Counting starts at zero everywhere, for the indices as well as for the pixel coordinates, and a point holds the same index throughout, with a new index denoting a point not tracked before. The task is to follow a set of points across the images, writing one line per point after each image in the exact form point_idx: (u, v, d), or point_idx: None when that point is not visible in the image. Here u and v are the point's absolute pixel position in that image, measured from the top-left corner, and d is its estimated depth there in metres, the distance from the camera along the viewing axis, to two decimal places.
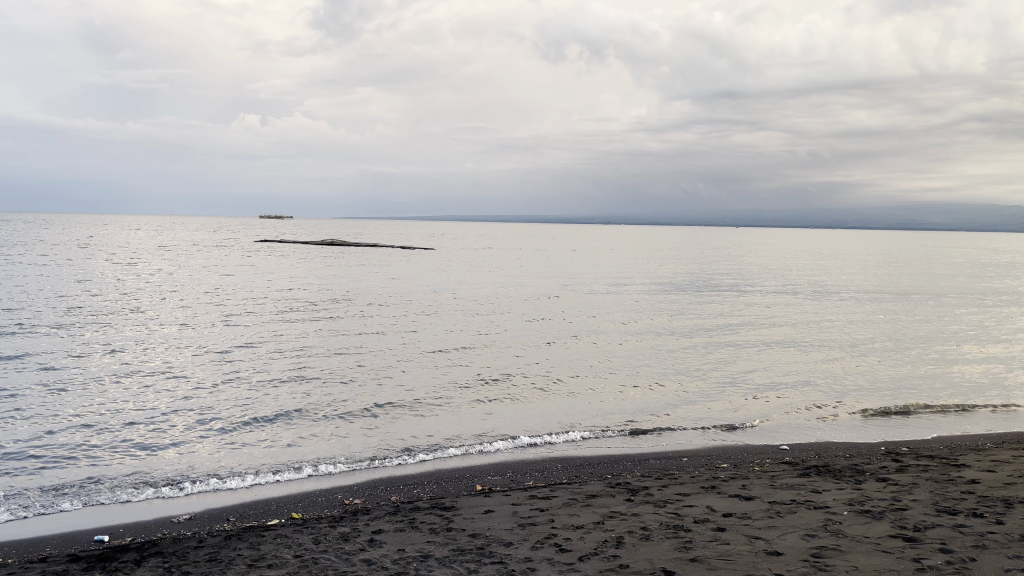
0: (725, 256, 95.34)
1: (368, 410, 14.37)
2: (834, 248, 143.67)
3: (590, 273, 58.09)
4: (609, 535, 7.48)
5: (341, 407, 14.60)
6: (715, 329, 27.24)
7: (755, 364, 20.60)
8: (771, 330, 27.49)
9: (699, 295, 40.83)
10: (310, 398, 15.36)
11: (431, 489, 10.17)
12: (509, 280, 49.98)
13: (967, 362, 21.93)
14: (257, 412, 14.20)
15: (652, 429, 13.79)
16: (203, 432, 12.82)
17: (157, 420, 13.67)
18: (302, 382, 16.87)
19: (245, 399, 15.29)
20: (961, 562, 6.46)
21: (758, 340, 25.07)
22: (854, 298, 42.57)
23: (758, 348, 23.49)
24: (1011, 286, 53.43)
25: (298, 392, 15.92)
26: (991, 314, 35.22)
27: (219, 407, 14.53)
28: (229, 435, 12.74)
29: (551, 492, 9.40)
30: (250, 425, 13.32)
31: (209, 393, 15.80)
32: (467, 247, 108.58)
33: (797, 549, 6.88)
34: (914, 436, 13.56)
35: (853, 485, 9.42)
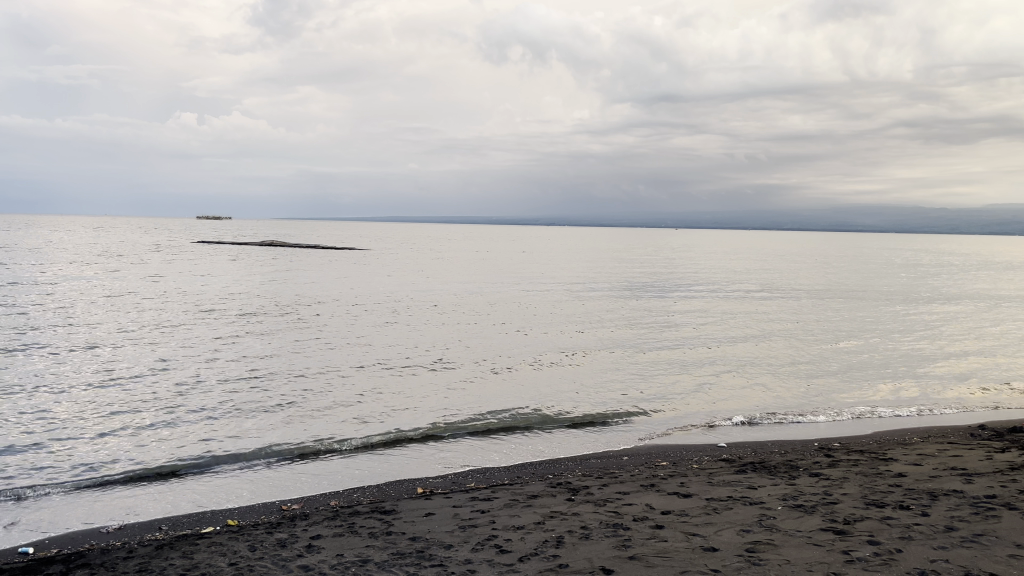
0: (671, 258, 96.97)
1: (315, 429, 14.23)
2: (772, 249, 147.36)
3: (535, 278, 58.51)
4: (549, 535, 7.50)
5: (283, 426, 14.48)
6: (662, 338, 27.58)
7: (701, 373, 20.93)
8: (717, 338, 27.94)
9: (649, 301, 41.29)
10: (249, 417, 15.15)
11: (371, 493, 10.11)
12: (456, 285, 50.05)
13: (898, 366, 22.74)
14: (195, 433, 13.98)
15: (597, 434, 13.97)
16: (144, 456, 12.54)
17: (96, 443, 13.34)
18: (240, 400, 16.61)
19: (185, 419, 14.96)
20: (888, 553, 6.67)
21: (705, 348, 25.46)
22: (793, 301, 43.70)
23: (705, 356, 23.89)
24: (940, 289, 55.49)
25: (241, 411, 15.70)
26: (921, 317, 36.57)
27: (161, 429, 14.22)
28: (166, 456, 12.49)
29: (493, 494, 9.41)
30: (188, 446, 13.09)
31: (150, 413, 15.49)
32: (414, 250, 108.74)
33: (732, 545, 7.01)
34: (851, 432, 13.96)
35: (787, 480, 9.67)
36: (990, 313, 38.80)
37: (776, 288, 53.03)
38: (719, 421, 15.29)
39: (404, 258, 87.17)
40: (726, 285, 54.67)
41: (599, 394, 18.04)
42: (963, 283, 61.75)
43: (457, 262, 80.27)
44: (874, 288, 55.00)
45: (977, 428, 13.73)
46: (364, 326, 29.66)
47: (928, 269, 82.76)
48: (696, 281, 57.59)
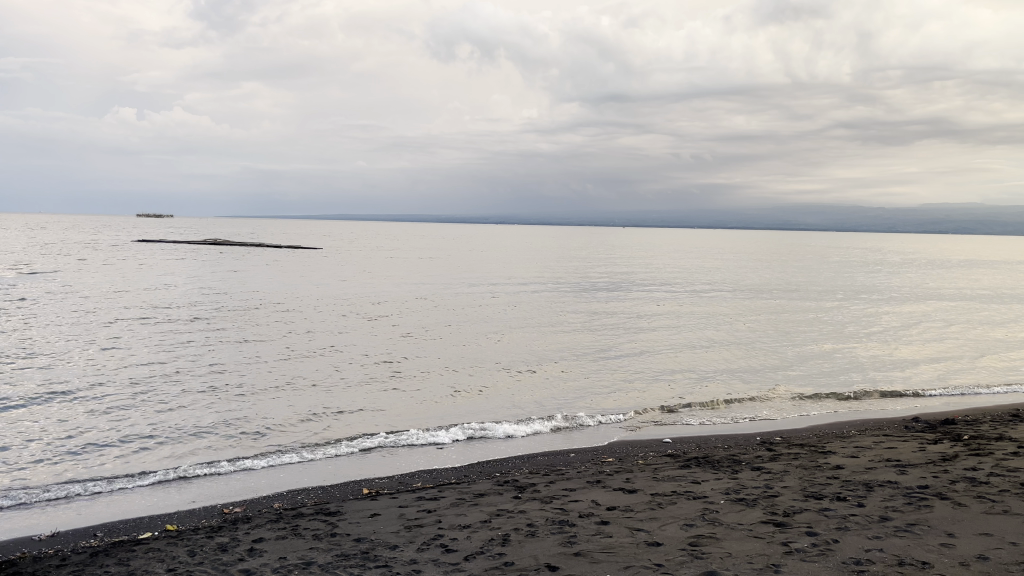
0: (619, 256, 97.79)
1: (263, 435, 14.02)
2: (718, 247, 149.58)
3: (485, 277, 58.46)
4: (495, 534, 7.49)
5: (226, 433, 14.21)
6: (615, 337, 27.77)
7: (654, 372, 21.11)
8: (670, 336, 28.19)
9: (603, 300, 41.49)
10: (191, 424, 14.83)
11: (316, 495, 9.97)
12: (405, 285, 49.74)
13: (838, 361, 23.29)
14: (134, 440, 13.62)
15: (546, 432, 14.02)
16: (82, 464, 12.19)
17: (31, 452, 12.93)
18: (182, 407, 16.25)
19: (125, 427, 14.59)
20: (825, 544, 6.83)
21: (658, 347, 25.68)
22: (738, 299, 44.45)
23: (657, 355, 24.10)
24: (879, 286, 57.00)
25: (184, 418, 15.34)
26: (861, 313, 37.48)
27: (99, 437, 13.85)
28: (104, 465, 12.16)
29: (439, 493, 9.36)
30: (127, 454, 12.76)
31: (89, 421, 15.06)
32: (363, 249, 107.81)
33: (675, 540, 7.10)
34: (791, 427, 14.26)
35: (730, 474, 9.82)
36: (934, 310, 39.78)
37: (721, 286, 53.89)
38: (672, 416, 15.44)
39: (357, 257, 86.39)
40: (678, 283, 55.24)
41: (547, 394, 18.10)
42: (906, 281, 63.31)
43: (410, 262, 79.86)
44: (816, 285, 56.24)
45: (913, 420, 14.14)
46: (311, 328, 29.26)
47: (869, 267, 84.89)
48: (649, 280, 57.98)
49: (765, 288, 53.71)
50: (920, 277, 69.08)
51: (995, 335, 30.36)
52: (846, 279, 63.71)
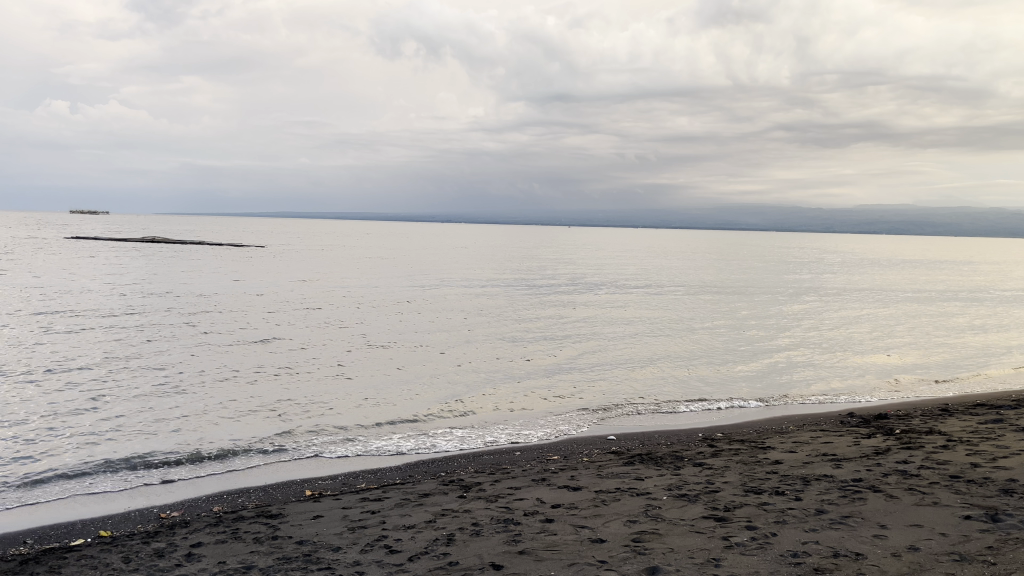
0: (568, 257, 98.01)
1: (202, 438, 13.71)
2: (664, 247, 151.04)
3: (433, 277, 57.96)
4: (440, 533, 7.47)
5: (166, 436, 13.85)
6: (565, 337, 27.84)
7: (603, 372, 21.19)
8: (620, 336, 28.35)
9: (554, 300, 41.50)
10: (127, 427, 14.40)
11: (257, 498, 9.78)
12: (352, 285, 49.05)
13: (783, 361, 23.65)
14: (67, 445, 13.16)
15: (486, 433, 14.06)
16: (10, 469, 11.71)
17: None
18: (117, 411, 15.77)
19: (55, 430, 14.12)
20: (763, 537, 6.98)
21: (608, 347, 25.81)
22: (685, 299, 44.93)
23: (608, 355, 24.22)
24: (820, 285, 58.16)
25: (119, 421, 14.89)
26: (804, 313, 38.19)
27: (28, 442, 13.30)
28: (35, 469, 11.73)
29: (384, 494, 9.29)
30: (60, 458, 12.32)
31: (19, 425, 14.48)
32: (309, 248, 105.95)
33: (619, 536, 7.17)
34: (730, 423, 14.51)
35: (672, 470, 9.98)
36: (878, 310, 40.66)
37: (669, 286, 54.37)
38: (613, 415, 15.64)
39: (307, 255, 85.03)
40: (630, 284, 55.57)
41: (493, 394, 18.05)
42: (848, 281, 64.74)
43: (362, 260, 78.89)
44: (761, 285, 57.15)
45: (846, 415, 14.54)
46: (252, 329, 28.69)
47: (811, 266, 86.60)
48: (600, 279, 58.18)
49: (711, 287, 54.43)
50: (859, 277, 70.79)
51: (939, 335, 31.05)
52: (792, 279, 64.81)
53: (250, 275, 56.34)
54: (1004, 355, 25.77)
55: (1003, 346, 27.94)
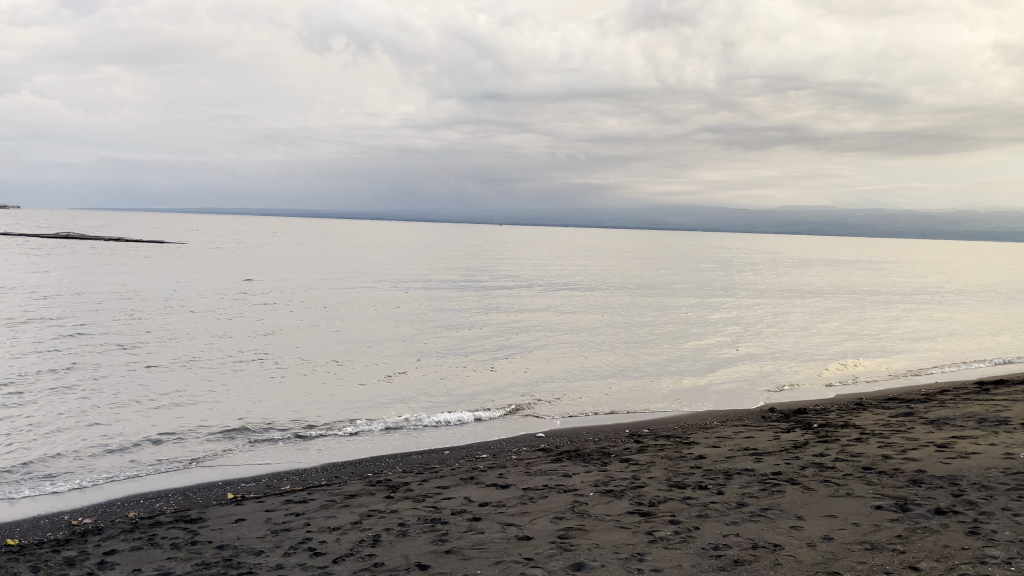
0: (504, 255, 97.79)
1: (120, 441, 13.24)
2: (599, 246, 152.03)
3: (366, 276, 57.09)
4: (366, 534, 7.38)
5: (81, 440, 13.32)
6: (503, 337, 27.82)
7: (541, 372, 21.20)
8: (559, 336, 28.43)
9: (489, 299, 41.35)
10: (39, 431, 13.80)
11: (176, 502, 9.48)
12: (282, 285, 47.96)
13: (716, 359, 23.98)
14: None
15: (421, 430, 14.00)
16: None
17: None
18: (27, 414, 15.08)
19: None
20: (687, 531, 7.12)
21: (546, 347, 25.88)
22: (619, 298, 45.26)
23: (545, 355, 24.26)
24: (750, 284, 59.33)
25: (30, 425, 14.25)
26: (734, 311, 38.88)
27: None
28: None
29: (309, 495, 9.14)
30: None
31: None
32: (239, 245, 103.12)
33: (545, 533, 7.22)
34: (657, 419, 14.75)
35: (599, 467, 10.07)
36: (806, 308, 41.67)
37: (603, 285, 54.78)
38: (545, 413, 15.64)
39: (236, 254, 82.64)
40: (565, 283, 55.76)
41: (423, 395, 17.88)
42: (777, 280, 66.24)
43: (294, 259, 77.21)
44: (693, 284, 57.94)
45: (768, 410, 14.91)
46: (175, 331, 27.79)
47: (742, 266, 88.34)
48: (540, 279, 58.25)
49: (644, 287, 55.03)
50: (787, 276, 72.50)
51: (863, 333, 31.96)
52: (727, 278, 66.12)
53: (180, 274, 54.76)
54: (932, 353, 26.67)
55: (927, 345, 28.94)
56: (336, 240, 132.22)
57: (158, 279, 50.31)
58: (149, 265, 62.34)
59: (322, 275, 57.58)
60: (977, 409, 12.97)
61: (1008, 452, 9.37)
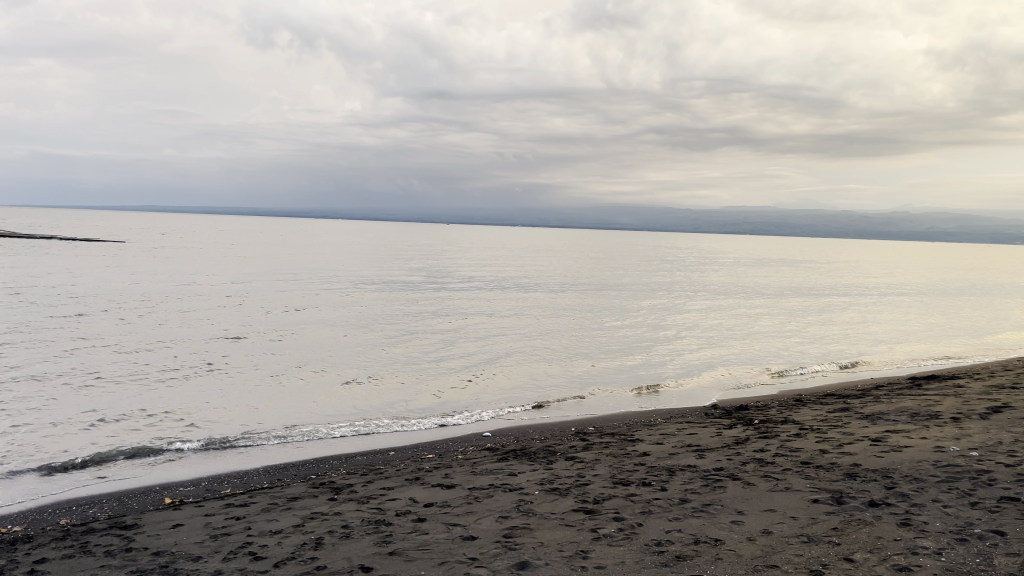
0: (456, 255, 97.61)
1: (53, 450, 12.89)
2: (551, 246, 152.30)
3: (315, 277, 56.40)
4: (308, 537, 7.28)
5: (12, 449, 12.91)
6: (458, 340, 27.68)
7: (495, 374, 21.15)
8: (516, 338, 28.42)
9: (441, 301, 41.19)
10: None
11: (111, 508, 9.21)
12: (228, 287, 47.11)
13: (665, 359, 24.24)
14: None
15: (365, 432, 13.88)
16: None
17: None
18: None
19: None
20: (630, 528, 7.19)
21: (501, 348, 25.85)
22: (570, 298, 45.48)
23: (500, 356, 24.20)
24: (700, 284, 60.09)
25: None
26: (683, 310, 39.36)
27: None
28: None
29: (250, 498, 8.97)
30: None
31: None
32: (186, 245, 101.04)
33: (490, 532, 7.21)
34: (603, 417, 14.87)
35: (544, 465, 10.12)
36: (753, 307, 42.41)
37: (555, 285, 55.01)
38: (493, 414, 15.68)
39: (184, 253, 80.94)
40: (517, 283, 55.81)
41: (370, 400, 17.75)
42: (726, 280, 67.17)
43: (242, 259, 75.95)
44: (644, 283, 58.43)
45: (712, 407, 15.14)
46: (114, 336, 27.11)
47: (691, 266, 89.52)
48: (497, 279, 58.19)
49: (594, 286, 55.39)
50: (736, 276, 73.64)
51: (808, 331, 32.58)
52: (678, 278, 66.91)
53: (126, 274, 53.59)
54: (885, 351, 27.18)
55: (869, 342, 29.67)
56: (290, 240, 130.46)
57: (100, 280, 49.10)
58: (90, 265, 60.76)
59: (276, 275, 56.89)
60: (910, 404, 13.39)
61: (939, 445, 9.69)
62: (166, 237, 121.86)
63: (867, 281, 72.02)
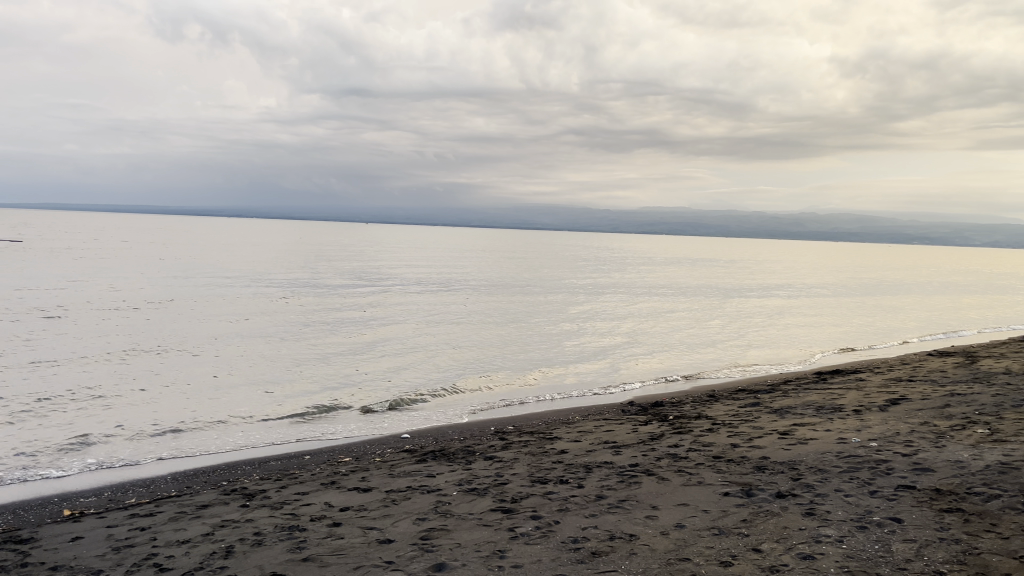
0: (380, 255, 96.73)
1: None
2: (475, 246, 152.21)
3: (233, 279, 55.08)
4: (218, 546, 7.06)
5: None
6: (382, 343, 27.48)
7: (421, 378, 21.00)
8: (444, 340, 28.29)
9: (363, 303, 40.81)
10: None
11: (5, 522, 8.72)
12: (140, 290, 45.57)
13: (587, 357, 24.56)
14: None
15: (281, 437, 13.58)
16: None
17: None
18: None
19: None
20: (548, 526, 7.24)
21: (428, 351, 25.68)
22: (494, 297, 45.64)
23: (422, 360, 24.09)
24: (622, 283, 61.10)
25: None
26: (605, 309, 39.96)
27: None
28: None
29: (157, 508, 8.63)
30: None
31: None
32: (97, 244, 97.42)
33: (408, 535, 7.14)
34: (523, 415, 14.92)
35: (463, 466, 10.10)
36: (672, 306, 43.36)
37: (478, 285, 55.10)
38: (413, 416, 15.58)
39: (95, 254, 78.05)
40: (441, 283, 55.59)
41: (288, 404, 17.44)
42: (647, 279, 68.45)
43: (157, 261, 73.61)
44: (567, 283, 59.00)
45: (628, 405, 15.42)
46: (17, 345, 25.93)
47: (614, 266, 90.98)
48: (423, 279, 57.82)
49: (518, 286, 55.70)
50: (657, 275, 75.05)
51: (724, 328, 33.53)
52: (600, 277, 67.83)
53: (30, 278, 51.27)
54: (801, 347, 28.14)
55: (782, 338, 30.69)
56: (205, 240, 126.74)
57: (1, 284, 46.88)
58: None
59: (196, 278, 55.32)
60: (815, 398, 13.92)
61: (842, 436, 10.11)
62: (75, 237, 116.89)
63: (782, 279, 74.44)
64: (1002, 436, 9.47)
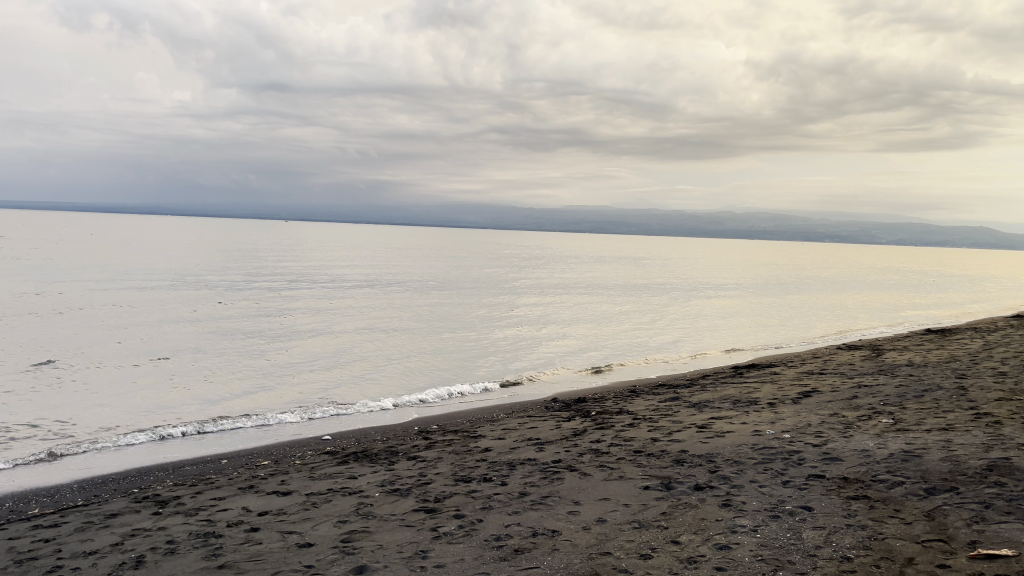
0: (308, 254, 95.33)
1: None
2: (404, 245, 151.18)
3: (153, 280, 53.57)
4: (128, 556, 6.80)
5: None
6: (308, 350, 27.16)
7: (354, 385, 20.75)
8: (371, 345, 28.15)
9: (290, 306, 40.27)
10: None
11: None
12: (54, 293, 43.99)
13: (514, 361, 24.78)
14: None
15: (200, 441, 13.25)
16: None
17: None
18: None
19: None
20: (470, 524, 7.23)
21: (355, 357, 25.52)
22: (423, 298, 45.58)
23: (348, 366, 23.89)
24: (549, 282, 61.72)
25: None
26: (533, 309, 40.31)
27: None
28: None
29: (62, 518, 8.26)
30: None
31: None
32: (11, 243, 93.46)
33: (328, 538, 7.03)
34: (449, 414, 14.89)
35: (385, 466, 9.99)
36: (599, 305, 44.05)
37: (406, 285, 54.86)
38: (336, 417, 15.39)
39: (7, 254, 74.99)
40: (368, 284, 55.17)
41: (210, 414, 17.11)
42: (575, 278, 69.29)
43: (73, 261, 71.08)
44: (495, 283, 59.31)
45: (552, 401, 15.60)
46: None
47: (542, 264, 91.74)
48: (351, 280, 57.13)
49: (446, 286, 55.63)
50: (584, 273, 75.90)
51: (650, 327, 34.23)
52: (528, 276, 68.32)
53: None
54: (722, 344, 28.95)
55: (704, 336, 31.54)
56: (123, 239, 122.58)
57: None
58: None
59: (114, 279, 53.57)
60: (733, 391, 14.32)
61: (757, 429, 10.41)
62: None
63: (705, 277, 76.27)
64: (905, 425, 9.93)
